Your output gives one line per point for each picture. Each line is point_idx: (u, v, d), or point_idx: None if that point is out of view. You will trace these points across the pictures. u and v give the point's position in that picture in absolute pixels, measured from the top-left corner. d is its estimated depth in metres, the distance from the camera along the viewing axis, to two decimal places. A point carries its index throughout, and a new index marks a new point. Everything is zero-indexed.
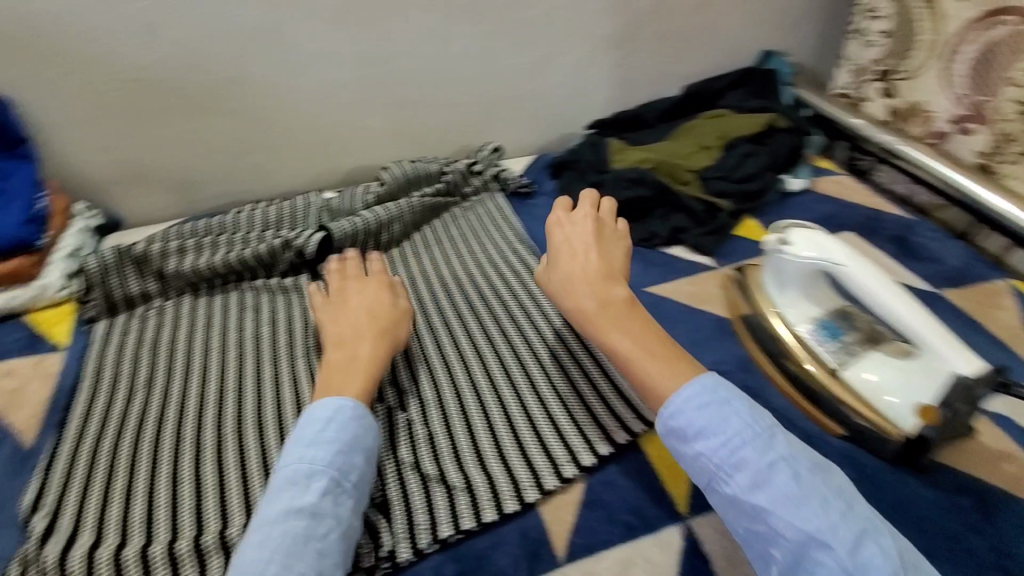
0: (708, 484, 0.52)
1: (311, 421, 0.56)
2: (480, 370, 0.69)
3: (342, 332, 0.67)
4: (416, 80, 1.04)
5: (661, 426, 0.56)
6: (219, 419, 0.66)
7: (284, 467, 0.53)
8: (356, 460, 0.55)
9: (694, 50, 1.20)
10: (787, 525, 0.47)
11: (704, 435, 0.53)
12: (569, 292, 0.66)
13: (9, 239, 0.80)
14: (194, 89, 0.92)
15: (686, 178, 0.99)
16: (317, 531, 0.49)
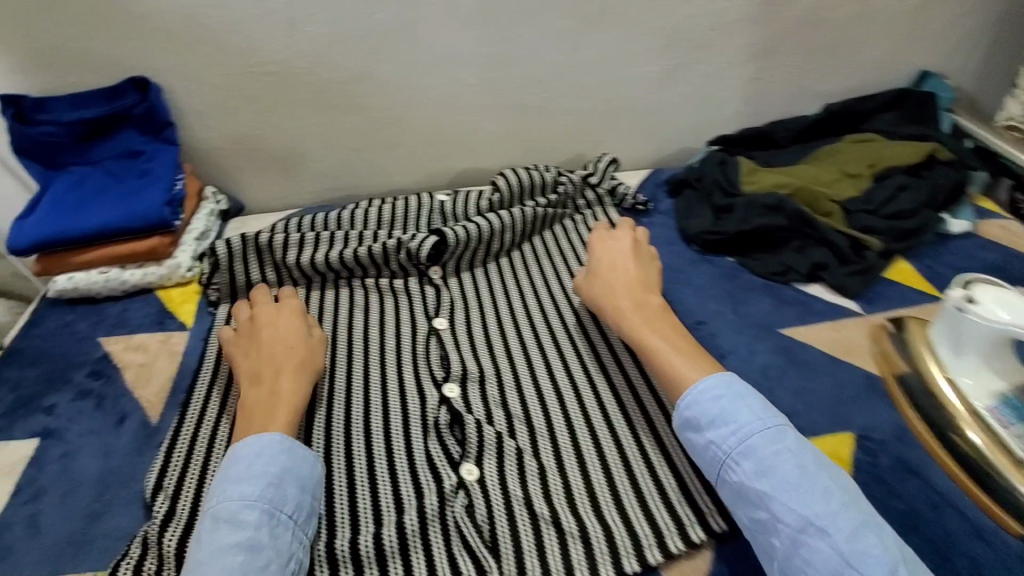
0: (717, 472, 0.54)
1: (238, 458, 0.55)
2: (593, 405, 0.66)
3: (259, 367, 0.64)
4: (537, 86, 1.01)
5: (677, 420, 0.58)
6: (329, 420, 0.65)
7: (217, 505, 0.52)
8: (292, 488, 0.54)
9: (839, 66, 1.09)
10: (787, 509, 0.50)
11: (716, 424, 0.55)
12: (605, 295, 0.71)
13: (149, 220, 0.83)
14: (325, 84, 0.93)
15: (828, 208, 0.89)
16: (255, 565, 0.48)
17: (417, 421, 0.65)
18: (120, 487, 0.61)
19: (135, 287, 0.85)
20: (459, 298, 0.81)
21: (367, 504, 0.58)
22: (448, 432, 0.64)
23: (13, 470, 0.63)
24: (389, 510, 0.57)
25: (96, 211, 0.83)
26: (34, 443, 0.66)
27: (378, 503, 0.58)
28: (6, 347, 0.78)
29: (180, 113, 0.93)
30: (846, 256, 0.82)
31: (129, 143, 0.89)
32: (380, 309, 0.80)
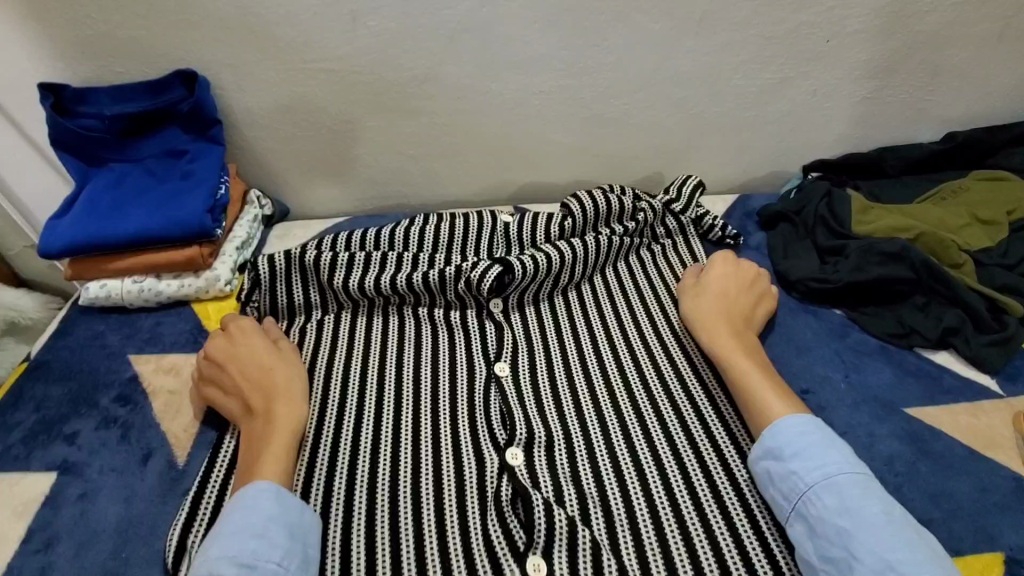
0: (797, 503, 0.51)
1: (224, 514, 0.51)
2: (681, 492, 0.56)
3: (242, 396, 0.60)
4: (619, 97, 0.90)
5: (757, 447, 0.55)
6: (373, 480, 0.58)
7: (198, 566, 0.47)
8: (278, 537, 0.49)
9: (968, 90, 0.94)
10: (868, 552, 0.46)
11: (800, 457, 0.52)
12: (706, 306, 0.68)
13: (190, 229, 0.76)
14: (386, 86, 0.85)
15: (957, 258, 0.76)
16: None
17: (475, 492, 0.56)
18: (141, 542, 0.54)
19: (171, 299, 0.78)
20: (524, 338, 0.71)
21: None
22: (511, 512, 0.55)
23: (27, 509, 0.56)
24: None
25: (135, 216, 0.76)
26: (50, 478, 0.59)
27: None
28: (32, 359, 0.72)
29: (228, 110, 0.85)
30: (982, 320, 0.70)
31: (172, 141, 0.82)
32: (433, 344, 0.71)
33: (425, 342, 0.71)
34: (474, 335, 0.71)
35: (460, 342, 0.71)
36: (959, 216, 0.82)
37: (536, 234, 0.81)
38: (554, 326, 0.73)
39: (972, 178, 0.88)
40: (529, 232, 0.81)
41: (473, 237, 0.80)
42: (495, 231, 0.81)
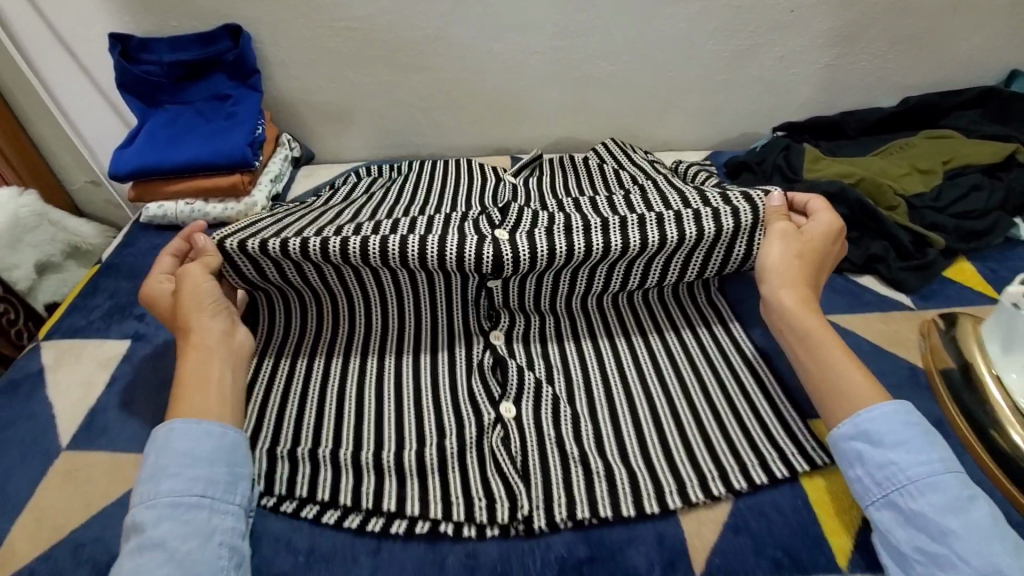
0: (892, 493, 0.49)
1: (145, 458, 0.52)
2: (631, 370, 0.67)
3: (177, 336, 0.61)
4: (606, 59, 1.02)
5: (850, 428, 0.53)
6: (381, 352, 0.69)
7: (129, 507, 0.50)
8: (200, 470, 0.51)
9: (923, 59, 1.05)
10: (976, 553, 0.44)
11: (903, 448, 0.50)
12: (798, 263, 0.63)
13: (234, 159, 0.90)
14: (400, 43, 0.98)
15: (893, 201, 0.87)
16: (161, 560, 0.46)
17: (462, 361, 0.69)
18: None
19: (216, 219, 0.93)
20: (531, 262, 0.65)
21: (411, 429, 0.62)
22: (492, 374, 0.67)
23: (109, 364, 0.71)
24: (430, 434, 0.61)
25: (187, 148, 0.90)
26: (126, 344, 0.74)
27: (421, 427, 0.62)
28: (103, 262, 0.86)
29: (265, 62, 0.99)
30: (906, 250, 0.81)
31: (218, 87, 0.95)
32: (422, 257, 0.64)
33: (412, 253, 0.64)
34: (466, 254, 0.64)
35: (448, 257, 0.64)
36: (900, 166, 0.92)
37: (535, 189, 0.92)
38: (566, 255, 0.65)
39: (921, 135, 0.98)
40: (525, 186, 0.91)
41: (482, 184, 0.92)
42: (502, 186, 0.92)
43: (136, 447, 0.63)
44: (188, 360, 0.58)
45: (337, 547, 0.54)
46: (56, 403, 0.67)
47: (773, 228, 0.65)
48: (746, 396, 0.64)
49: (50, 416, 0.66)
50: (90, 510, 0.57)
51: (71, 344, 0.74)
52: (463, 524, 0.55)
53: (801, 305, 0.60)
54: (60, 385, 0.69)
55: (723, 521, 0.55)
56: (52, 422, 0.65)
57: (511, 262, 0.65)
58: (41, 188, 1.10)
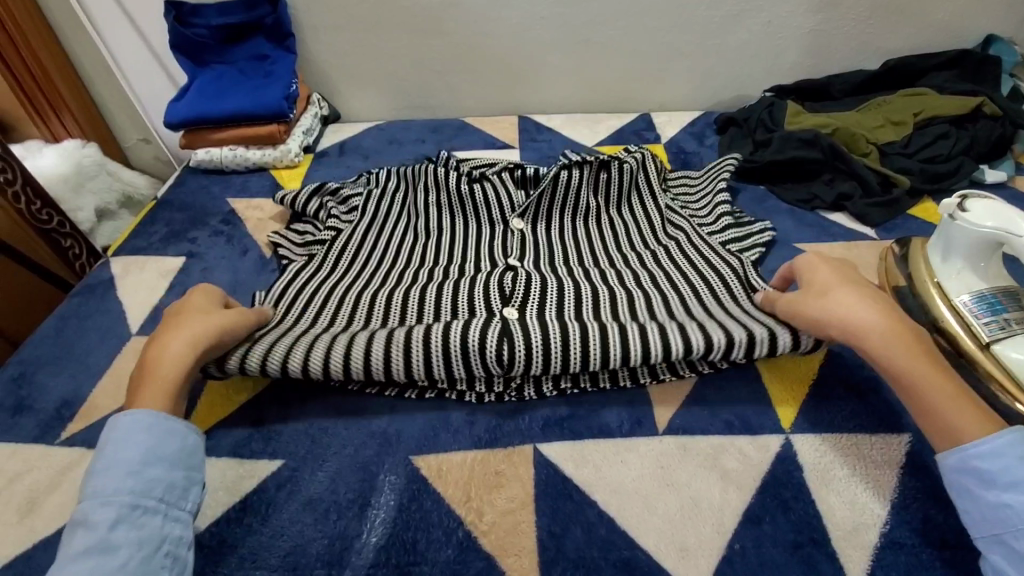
0: (1004, 535, 0.46)
1: (102, 456, 0.51)
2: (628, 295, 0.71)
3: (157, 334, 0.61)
4: (606, 23, 1.11)
5: (958, 463, 0.49)
6: (385, 305, 0.71)
7: (79, 504, 0.49)
8: (160, 473, 0.51)
9: (905, 23, 1.12)
10: None
11: (1020, 489, 0.46)
12: (862, 317, 0.57)
13: (272, 109, 1.02)
14: (418, 8, 1.08)
15: (866, 148, 0.95)
16: (110, 565, 0.45)
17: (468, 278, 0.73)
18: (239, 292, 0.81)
19: (255, 165, 1.05)
20: (528, 354, 0.61)
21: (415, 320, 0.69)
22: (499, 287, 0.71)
23: (168, 274, 0.83)
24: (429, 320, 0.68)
25: (232, 100, 1.02)
26: (180, 260, 0.86)
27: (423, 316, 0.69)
28: (159, 198, 0.98)
29: (300, 27, 1.10)
30: (874, 190, 0.89)
31: (258, 48, 1.07)
32: (432, 338, 0.62)
33: (443, 340, 0.61)
34: (470, 341, 0.61)
35: (453, 346, 0.61)
36: (875, 119, 1.00)
37: (553, 230, 0.87)
38: (585, 345, 0.61)
39: (898, 93, 1.06)
40: (545, 233, 0.86)
41: (495, 211, 0.88)
42: (508, 238, 0.85)
43: None
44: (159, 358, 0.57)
45: (362, 403, 0.64)
46: (125, 301, 0.79)
47: (800, 299, 0.61)
48: (718, 295, 0.71)
49: (120, 311, 0.78)
50: None
51: (135, 260, 0.86)
52: (465, 392, 0.64)
53: (874, 351, 0.55)
54: (127, 289, 0.81)
55: (686, 394, 0.64)
56: (122, 315, 0.78)
57: (524, 353, 0.61)
58: (101, 144, 1.24)
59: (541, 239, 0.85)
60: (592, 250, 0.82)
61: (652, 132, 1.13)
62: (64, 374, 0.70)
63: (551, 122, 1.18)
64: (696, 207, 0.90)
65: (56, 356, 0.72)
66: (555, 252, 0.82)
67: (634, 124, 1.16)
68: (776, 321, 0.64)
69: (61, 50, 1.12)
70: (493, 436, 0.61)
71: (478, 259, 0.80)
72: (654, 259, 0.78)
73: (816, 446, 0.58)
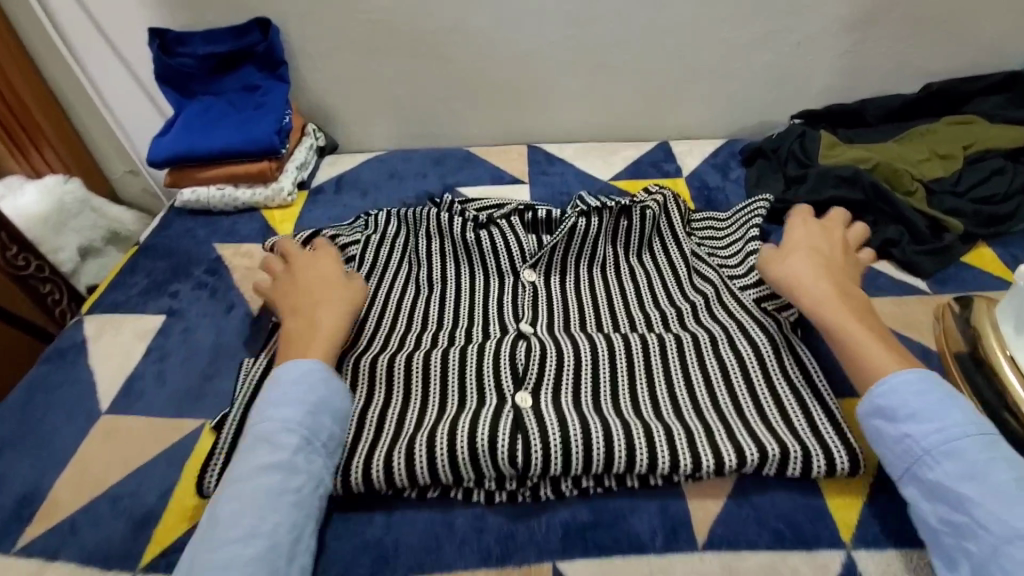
0: (910, 466, 0.49)
1: (278, 384, 0.55)
2: (659, 371, 0.63)
3: (298, 298, 0.65)
4: (622, 47, 1.03)
5: (866, 405, 0.53)
6: (386, 381, 0.63)
7: (260, 423, 0.53)
8: (327, 419, 0.54)
9: (948, 43, 1.03)
10: (997, 523, 0.44)
11: (917, 419, 0.50)
12: (807, 269, 0.63)
13: (263, 146, 0.94)
14: (420, 34, 1.00)
15: (910, 186, 0.87)
16: (289, 486, 0.50)
17: (474, 351, 0.65)
18: (229, 357, 0.73)
19: (245, 204, 0.97)
20: (544, 459, 0.54)
21: (416, 408, 0.60)
22: (509, 368, 0.63)
23: (145, 336, 0.76)
24: (433, 408, 0.60)
25: (220, 136, 0.95)
26: (160, 318, 0.78)
27: (424, 405, 0.61)
28: (141, 243, 0.92)
29: (293, 54, 1.03)
30: (923, 235, 0.81)
31: (248, 78, 1.00)
32: (448, 447, 0.55)
33: (460, 450, 0.55)
34: (480, 443, 0.55)
35: (461, 453, 0.55)
36: (920, 152, 0.92)
37: (567, 282, 0.78)
38: (605, 452, 0.54)
39: (942, 122, 0.97)
40: (559, 284, 0.78)
41: (503, 261, 0.79)
42: (519, 292, 0.77)
43: (174, 415, 0.67)
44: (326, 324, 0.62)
45: (356, 504, 0.57)
46: (97, 370, 0.72)
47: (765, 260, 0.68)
48: (765, 372, 0.61)
49: (92, 382, 0.71)
50: (128, 468, 0.62)
51: (111, 318, 0.79)
52: (473, 491, 0.56)
53: (809, 299, 0.61)
54: (100, 355, 0.74)
55: (727, 494, 0.56)
56: (93, 388, 0.70)
57: (541, 457, 0.54)
58: (85, 177, 1.16)
59: (555, 291, 0.77)
60: (612, 309, 0.74)
61: (672, 164, 1.04)
62: (26, 461, 0.63)
63: (563, 152, 1.10)
64: (725, 252, 0.81)
65: (18, 438, 0.65)
66: (571, 308, 0.74)
67: (652, 154, 1.07)
68: (823, 425, 0.57)
69: (41, 77, 1.05)
70: (505, 550, 0.53)
71: (485, 320, 0.72)
72: (681, 325, 0.70)
73: (884, 566, 0.51)
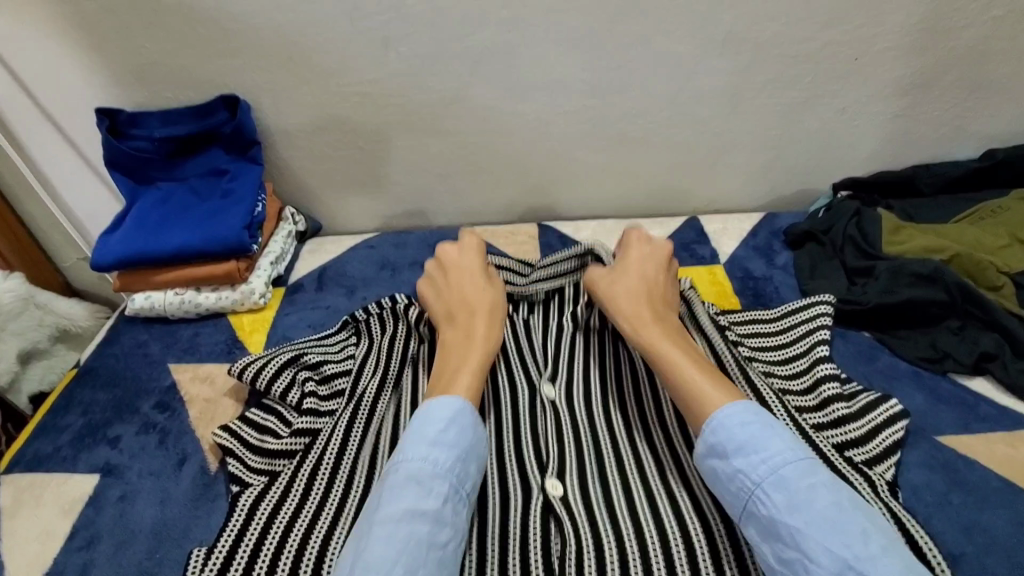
0: (746, 504, 0.46)
1: (430, 418, 0.52)
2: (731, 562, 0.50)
3: (453, 306, 0.66)
4: (644, 117, 0.90)
5: (703, 446, 0.50)
6: None
7: (405, 463, 0.49)
8: (471, 464, 0.51)
9: (1015, 104, 0.90)
10: (825, 552, 0.41)
11: (744, 452, 0.47)
12: (629, 298, 0.64)
13: (228, 244, 0.80)
14: (413, 106, 0.87)
15: (996, 280, 0.74)
16: (438, 540, 0.45)
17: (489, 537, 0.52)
18: (174, 544, 0.58)
19: (208, 310, 0.83)
20: None
21: None
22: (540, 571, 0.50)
23: (73, 508, 0.61)
24: None
25: (178, 232, 0.81)
26: (95, 479, 0.64)
27: None
28: (81, 365, 0.78)
29: (266, 131, 0.89)
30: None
31: (214, 161, 0.87)
32: None
33: None
34: None
35: None
36: (999, 237, 0.80)
37: (596, 409, 0.64)
38: None
39: (1014, 197, 0.85)
40: (588, 409, 0.64)
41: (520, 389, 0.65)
42: (541, 425, 0.62)
43: None
44: (474, 342, 0.61)
45: None
46: (11, 563, 0.58)
47: (590, 279, 0.68)
48: None
49: None
50: None
51: (34, 481, 0.64)
52: None
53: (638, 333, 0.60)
54: (17, 539, 0.59)
55: None
56: None
57: None
58: (29, 269, 1.00)
59: (583, 420, 0.63)
60: (656, 449, 0.60)
61: (705, 246, 0.91)
62: None
63: (580, 233, 0.96)
64: (785, 371, 0.66)
65: None
66: (602, 443, 0.61)
67: (681, 234, 0.93)
68: None
69: None
70: None
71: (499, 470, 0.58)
72: None
73: None
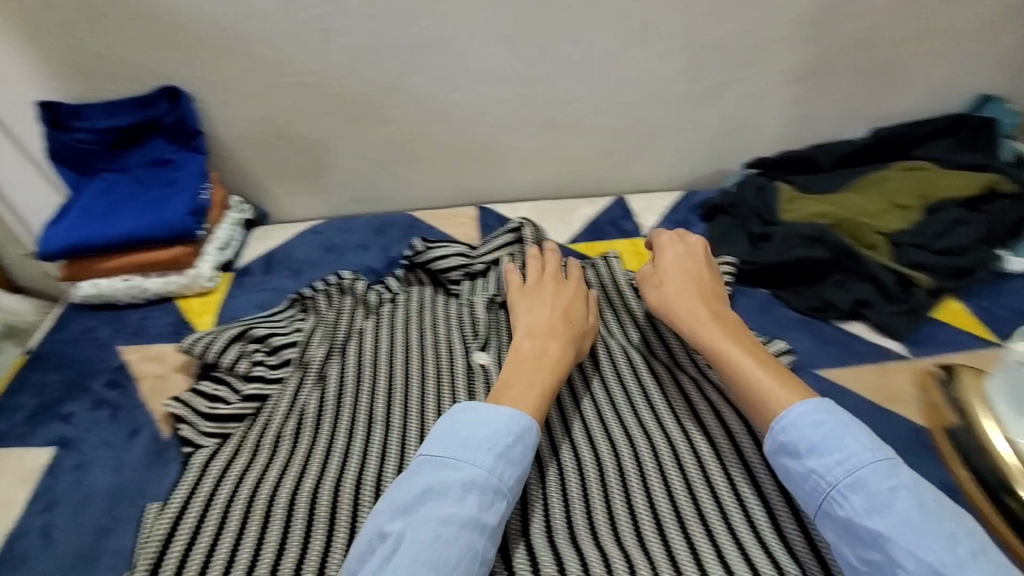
0: (824, 504, 0.51)
1: (494, 429, 0.54)
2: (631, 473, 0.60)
3: (537, 321, 0.68)
4: (572, 102, 0.97)
5: (772, 442, 0.54)
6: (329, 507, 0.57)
7: (474, 472, 0.51)
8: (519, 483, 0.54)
9: (896, 88, 1.02)
10: (911, 556, 0.45)
11: (818, 453, 0.52)
12: (685, 303, 0.68)
13: (176, 230, 0.83)
14: (354, 95, 0.92)
15: (873, 240, 0.84)
16: (484, 557, 0.49)
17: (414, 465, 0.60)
18: (131, 502, 0.62)
19: (157, 295, 0.86)
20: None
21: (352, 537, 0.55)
22: None
23: (29, 478, 0.64)
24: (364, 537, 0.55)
25: (125, 220, 0.84)
26: (50, 451, 0.67)
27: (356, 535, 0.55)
28: (31, 350, 0.80)
29: (210, 122, 0.92)
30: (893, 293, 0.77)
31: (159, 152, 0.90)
32: None
33: None
34: None
35: None
36: (879, 203, 0.90)
37: None
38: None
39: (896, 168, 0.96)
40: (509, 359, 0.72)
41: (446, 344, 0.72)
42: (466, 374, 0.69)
43: None
44: (552, 359, 0.63)
45: None
46: None
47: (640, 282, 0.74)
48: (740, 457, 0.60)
49: None
50: None
51: None
52: None
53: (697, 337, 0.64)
54: None
55: None
56: None
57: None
58: None
59: None
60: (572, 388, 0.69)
61: (630, 222, 0.99)
62: None
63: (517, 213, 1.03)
64: None
65: None
66: None
67: (609, 212, 1.02)
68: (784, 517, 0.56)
69: None
70: None
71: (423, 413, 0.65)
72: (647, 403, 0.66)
73: None
